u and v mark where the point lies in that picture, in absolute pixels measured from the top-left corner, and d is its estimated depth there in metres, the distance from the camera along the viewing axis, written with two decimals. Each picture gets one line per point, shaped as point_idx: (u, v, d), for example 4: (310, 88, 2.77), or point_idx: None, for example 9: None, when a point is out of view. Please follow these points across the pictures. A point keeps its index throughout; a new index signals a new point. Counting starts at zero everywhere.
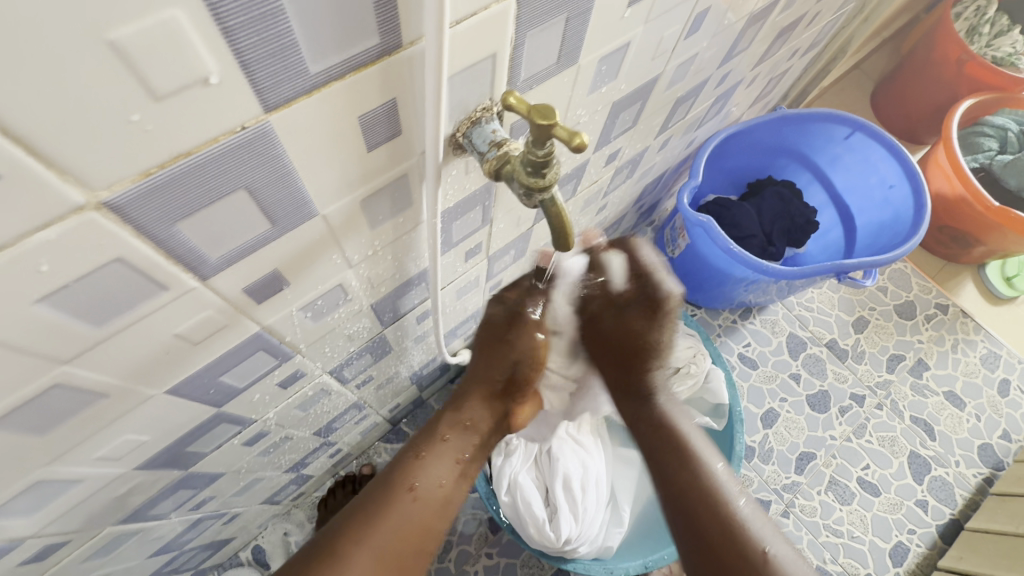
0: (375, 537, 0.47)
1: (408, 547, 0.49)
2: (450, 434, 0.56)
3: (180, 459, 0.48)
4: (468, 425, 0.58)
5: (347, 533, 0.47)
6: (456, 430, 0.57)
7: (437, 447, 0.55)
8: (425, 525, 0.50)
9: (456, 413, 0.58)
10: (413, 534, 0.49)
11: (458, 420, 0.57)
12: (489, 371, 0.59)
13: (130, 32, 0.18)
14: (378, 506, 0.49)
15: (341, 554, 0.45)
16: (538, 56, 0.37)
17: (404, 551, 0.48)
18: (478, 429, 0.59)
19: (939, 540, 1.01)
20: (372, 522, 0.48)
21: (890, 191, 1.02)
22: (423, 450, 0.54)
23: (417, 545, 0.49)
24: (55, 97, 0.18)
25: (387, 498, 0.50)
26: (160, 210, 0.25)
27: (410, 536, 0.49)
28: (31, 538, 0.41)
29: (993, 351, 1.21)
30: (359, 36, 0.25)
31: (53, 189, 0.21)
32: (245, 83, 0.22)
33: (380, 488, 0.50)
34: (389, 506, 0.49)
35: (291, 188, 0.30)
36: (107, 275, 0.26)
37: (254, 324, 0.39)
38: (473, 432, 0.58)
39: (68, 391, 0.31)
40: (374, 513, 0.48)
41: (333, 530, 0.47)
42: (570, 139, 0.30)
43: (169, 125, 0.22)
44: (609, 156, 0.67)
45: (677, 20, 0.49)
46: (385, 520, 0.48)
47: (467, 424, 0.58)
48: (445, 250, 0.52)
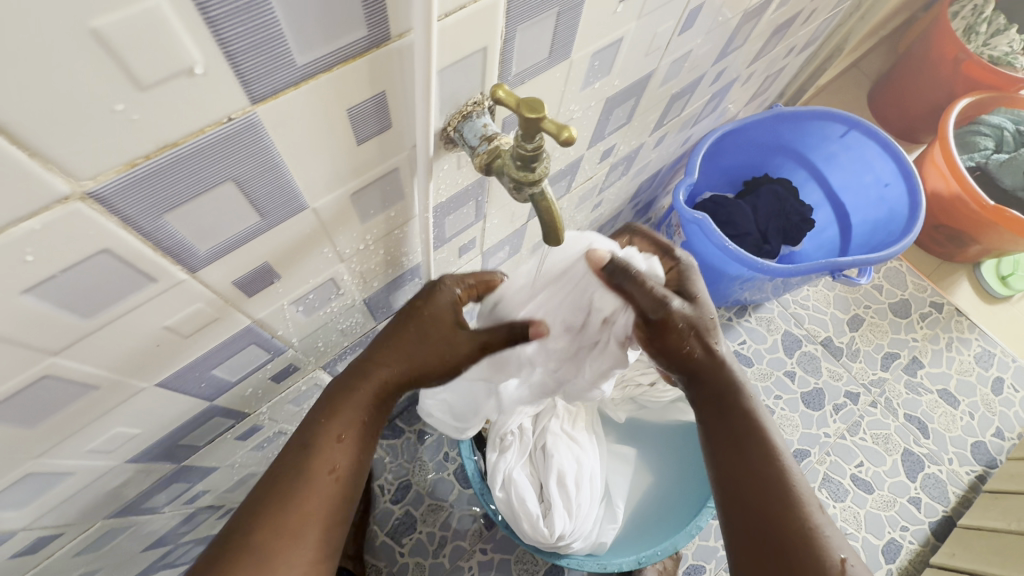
0: (298, 527, 0.42)
1: (334, 523, 0.44)
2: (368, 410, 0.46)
3: (172, 453, 0.49)
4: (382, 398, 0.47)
5: (267, 526, 0.41)
6: (364, 402, 0.46)
7: (352, 424, 0.45)
8: (347, 496, 0.45)
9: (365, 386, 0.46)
10: (337, 511, 0.44)
11: (368, 393, 0.46)
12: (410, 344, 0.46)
13: (113, 21, 0.18)
14: (294, 495, 0.42)
15: (262, 551, 0.40)
16: (529, 51, 0.37)
17: (332, 528, 0.44)
18: (389, 400, 0.48)
19: (932, 537, 1.02)
20: (291, 514, 0.42)
21: (885, 190, 1.02)
22: (335, 427, 0.44)
23: (342, 516, 0.45)
24: (38, 86, 0.18)
25: (300, 486, 0.42)
26: (146, 201, 0.25)
27: (334, 515, 0.44)
28: (23, 531, 0.41)
29: (988, 349, 1.22)
30: (347, 28, 0.25)
31: (38, 178, 0.21)
32: (230, 74, 0.22)
33: (291, 468, 0.43)
34: (305, 490, 0.42)
35: (279, 181, 0.30)
36: (94, 266, 0.26)
37: (245, 317, 0.39)
38: (386, 401, 0.47)
39: (58, 384, 0.31)
40: (291, 501, 0.42)
41: (242, 528, 0.41)
42: (559, 133, 0.29)
43: (155, 116, 0.22)
44: (604, 152, 0.67)
45: (670, 17, 0.49)
46: (305, 506, 0.42)
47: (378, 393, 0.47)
48: (438, 246, 0.53)
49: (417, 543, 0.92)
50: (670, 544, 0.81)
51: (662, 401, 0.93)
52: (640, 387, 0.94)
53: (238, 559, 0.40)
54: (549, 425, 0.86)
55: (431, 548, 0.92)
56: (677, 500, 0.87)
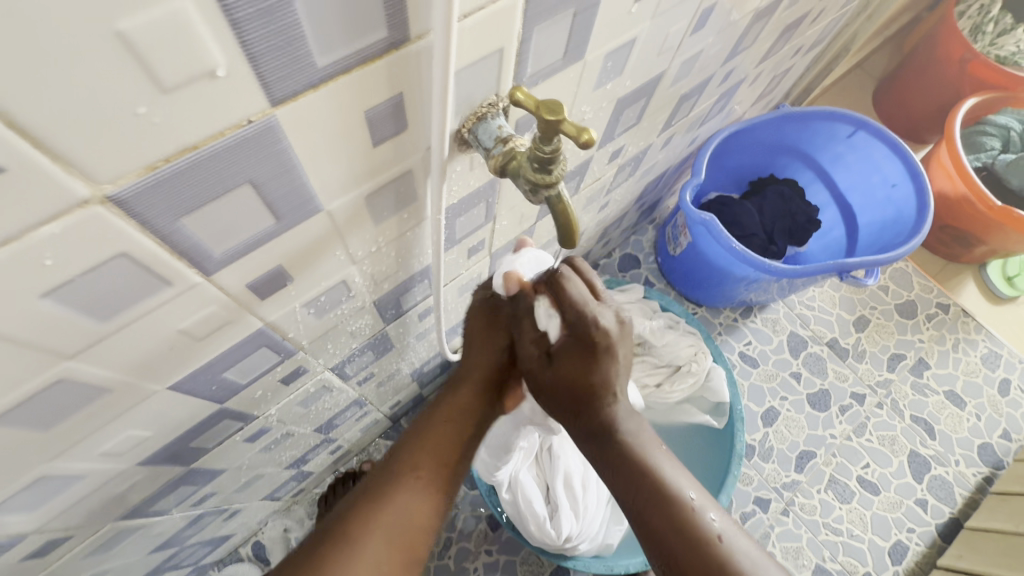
0: (383, 524, 0.46)
1: (417, 531, 0.48)
2: (452, 417, 0.52)
3: (182, 455, 0.48)
4: (472, 411, 0.53)
5: (355, 519, 0.46)
6: (454, 412, 0.52)
7: (438, 432, 0.51)
8: (433, 504, 0.49)
9: (456, 394, 0.52)
10: (422, 514, 0.48)
11: (458, 403, 0.52)
12: (479, 354, 0.53)
13: (138, 23, 0.18)
14: (382, 493, 0.47)
15: (352, 543, 0.45)
16: (545, 52, 0.37)
17: (414, 536, 0.47)
18: (480, 415, 0.54)
19: (939, 539, 1.01)
20: (377, 511, 0.46)
21: (892, 190, 1.02)
22: (425, 434, 0.51)
23: (427, 527, 0.48)
24: (61, 89, 0.18)
25: (386, 487, 0.48)
26: (165, 205, 0.24)
27: (416, 521, 0.47)
28: (33, 534, 0.41)
29: (994, 351, 1.21)
30: (367, 30, 0.25)
31: (58, 182, 0.20)
32: (252, 76, 0.22)
33: (383, 473, 0.49)
34: (392, 490, 0.48)
35: (296, 183, 0.29)
36: (111, 269, 0.26)
37: (257, 320, 0.38)
38: (474, 414, 0.53)
39: (72, 387, 0.31)
40: (379, 498, 0.47)
41: (334, 525, 0.46)
42: (578, 135, 0.29)
43: (176, 119, 0.22)
44: (612, 153, 0.67)
45: (682, 18, 0.48)
46: (392, 506, 0.47)
47: (466, 406, 0.52)
48: (448, 247, 0.52)
49: None
50: None
51: (669, 402, 0.91)
52: (647, 387, 0.91)
53: (329, 551, 0.44)
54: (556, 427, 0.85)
55: (436, 550, 0.92)
56: None
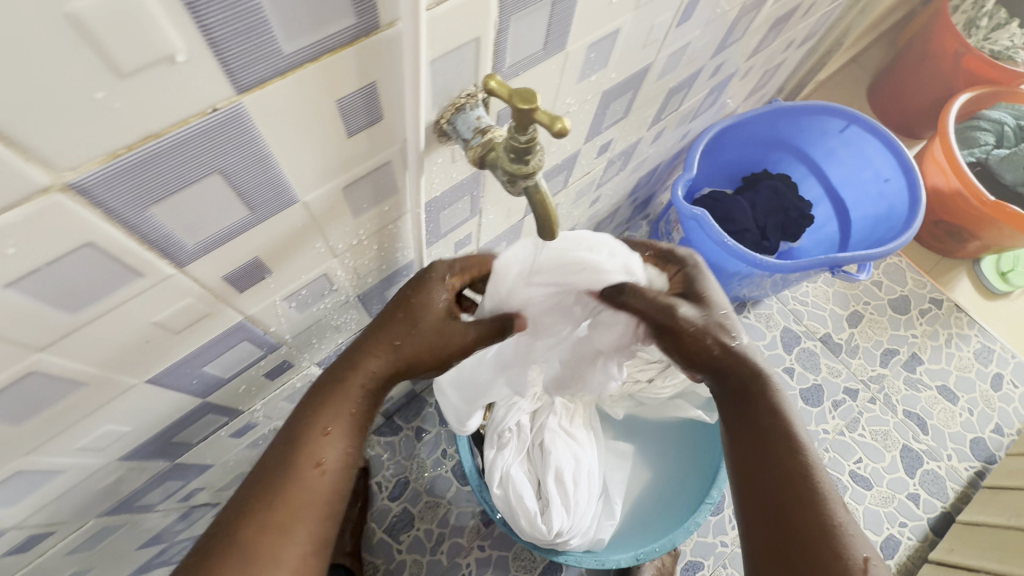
0: (284, 521, 0.41)
1: (322, 520, 0.43)
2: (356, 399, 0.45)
3: (166, 450, 0.48)
4: (375, 385, 0.46)
5: (251, 521, 0.40)
6: (354, 392, 0.45)
7: (340, 416, 0.44)
8: (341, 487, 0.44)
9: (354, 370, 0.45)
10: (328, 501, 0.43)
11: (358, 382, 0.45)
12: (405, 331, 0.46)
13: (90, 6, 0.18)
14: (277, 488, 0.42)
15: (246, 545, 0.40)
16: (524, 42, 0.36)
17: (323, 524, 0.43)
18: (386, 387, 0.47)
19: (930, 533, 1.02)
20: (274, 508, 0.41)
21: (885, 185, 1.01)
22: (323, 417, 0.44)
23: (333, 512, 0.44)
24: (13, 72, 0.18)
25: (283, 480, 0.42)
26: (131, 194, 0.24)
27: (321, 512, 0.42)
28: (14, 529, 0.41)
29: (987, 345, 1.21)
30: (335, 16, 0.24)
31: (17, 171, 0.20)
32: (215, 63, 0.22)
33: (277, 463, 0.42)
34: (290, 484, 0.42)
35: (268, 173, 0.29)
36: (78, 260, 0.25)
37: (236, 313, 0.38)
38: (378, 389, 0.47)
39: (45, 380, 0.31)
40: (276, 494, 0.41)
41: (226, 529, 0.40)
42: (552, 124, 0.29)
43: (137, 105, 0.21)
44: (601, 147, 0.66)
45: (667, 9, 0.48)
46: (291, 500, 0.41)
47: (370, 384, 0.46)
48: (433, 241, 0.52)
49: (416, 540, 0.91)
50: (668, 540, 0.81)
51: (659, 397, 0.91)
52: (639, 382, 0.91)
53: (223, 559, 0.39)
54: (547, 422, 0.85)
55: (428, 545, 0.91)
56: (674, 496, 0.87)
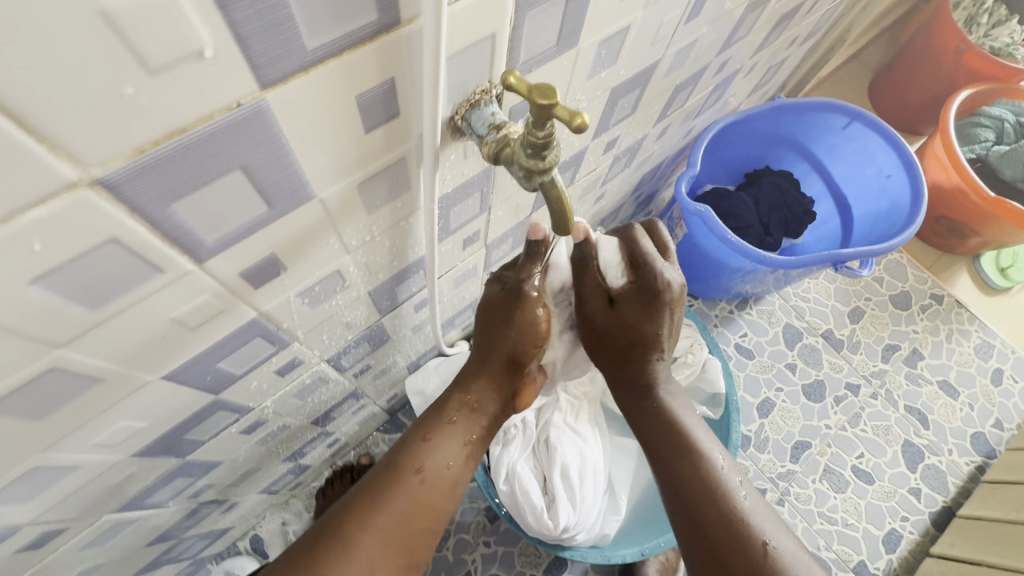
0: (383, 519, 0.45)
1: (415, 529, 0.46)
2: (458, 415, 0.52)
3: (178, 446, 0.48)
4: (474, 407, 0.52)
5: (355, 516, 0.44)
6: (461, 412, 0.52)
7: (443, 432, 0.50)
8: (434, 505, 0.48)
9: (462, 392, 0.53)
10: (421, 513, 0.47)
11: (463, 402, 0.52)
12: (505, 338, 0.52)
13: (123, 1, 0.18)
14: (384, 488, 0.46)
15: (349, 538, 0.43)
16: (538, 39, 0.36)
17: (414, 533, 0.46)
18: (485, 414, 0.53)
19: (931, 527, 1.03)
20: (378, 506, 0.45)
21: (887, 181, 1.02)
22: (429, 432, 0.50)
23: (426, 525, 0.47)
24: (45, 67, 0.18)
25: (389, 483, 0.46)
26: (156, 190, 0.24)
27: (417, 516, 0.46)
28: (28, 525, 0.41)
29: (987, 341, 1.22)
30: (356, 12, 0.24)
31: (45, 166, 0.20)
32: (241, 60, 0.22)
33: (386, 467, 0.48)
34: (395, 486, 0.46)
35: (288, 169, 0.29)
36: (101, 256, 0.25)
37: (250, 309, 0.38)
38: (481, 414, 0.53)
39: (64, 376, 0.31)
40: (380, 494, 0.46)
41: (332, 520, 0.44)
42: (571, 120, 0.29)
43: (163, 101, 0.21)
44: (607, 144, 0.67)
45: (676, 5, 0.48)
46: (394, 502, 0.46)
47: (472, 407, 0.52)
48: (443, 238, 0.52)
49: None
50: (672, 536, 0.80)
51: None
52: None
53: (328, 549, 0.42)
54: (553, 419, 0.85)
55: (434, 542, 0.92)
56: None
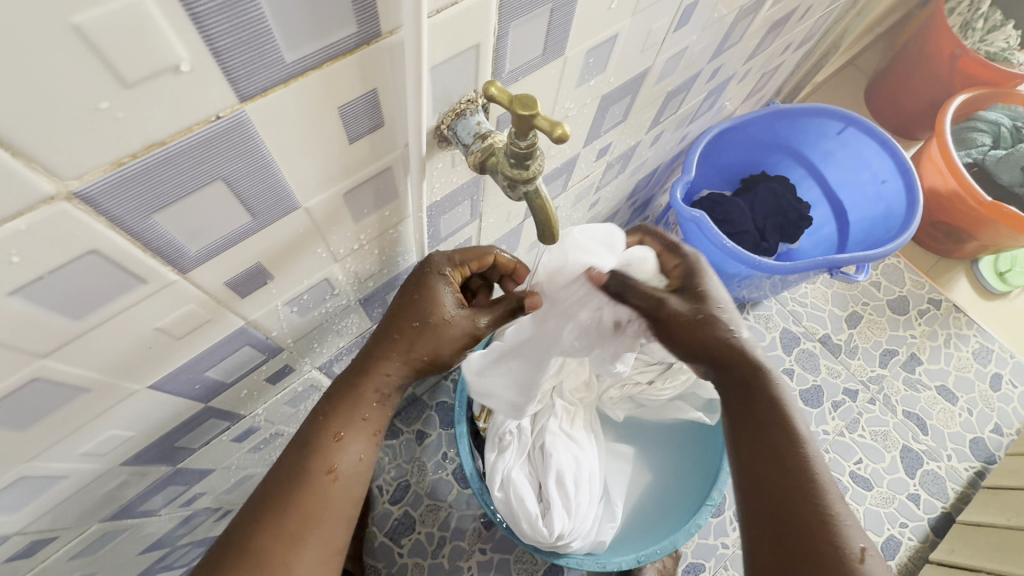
0: (295, 525, 0.43)
1: (332, 524, 0.45)
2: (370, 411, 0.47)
3: (168, 455, 0.48)
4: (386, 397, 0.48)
5: (263, 525, 0.42)
6: (367, 400, 0.47)
7: (354, 426, 0.46)
8: (349, 498, 0.46)
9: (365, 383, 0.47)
10: (337, 510, 0.45)
11: (373, 396, 0.47)
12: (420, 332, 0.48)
13: (95, 17, 0.18)
14: (290, 494, 0.43)
15: (256, 548, 0.41)
16: (523, 48, 0.37)
17: (333, 528, 0.44)
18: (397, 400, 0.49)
19: (931, 534, 1.02)
20: (286, 513, 0.43)
21: (882, 186, 1.02)
22: (338, 427, 0.46)
23: (342, 516, 0.45)
24: (19, 83, 0.18)
25: (298, 486, 0.44)
26: (135, 202, 0.24)
27: (332, 515, 0.44)
28: (17, 535, 0.41)
29: (986, 346, 1.22)
30: (336, 25, 0.24)
31: (21, 179, 0.20)
32: (218, 73, 0.22)
33: (294, 467, 0.45)
34: (305, 490, 0.44)
35: (270, 180, 0.29)
36: (82, 267, 0.25)
37: (238, 318, 0.38)
38: (393, 397, 0.49)
39: (48, 387, 0.31)
40: (289, 499, 0.43)
41: (244, 528, 0.42)
42: (552, 130, 0.29)
43: (140, 115, 0.21)
44: (600, 150, 0.67)
45: (665, 13, 0.48)
46: (303, 504, 0.43)
47: (385, 393, 0.48)
48: (433, 245, 0.52)
49: (417, 544, 0.91)
50: (668, 542, 0.80)
51: (661, 399, 0.91)
52: (639, 385, 0.91)
53: (239, 557, 0.41)
54: (548, 425, 0.85)
55: (430, 549, 0.91)
56: (676, 496, 0.87)
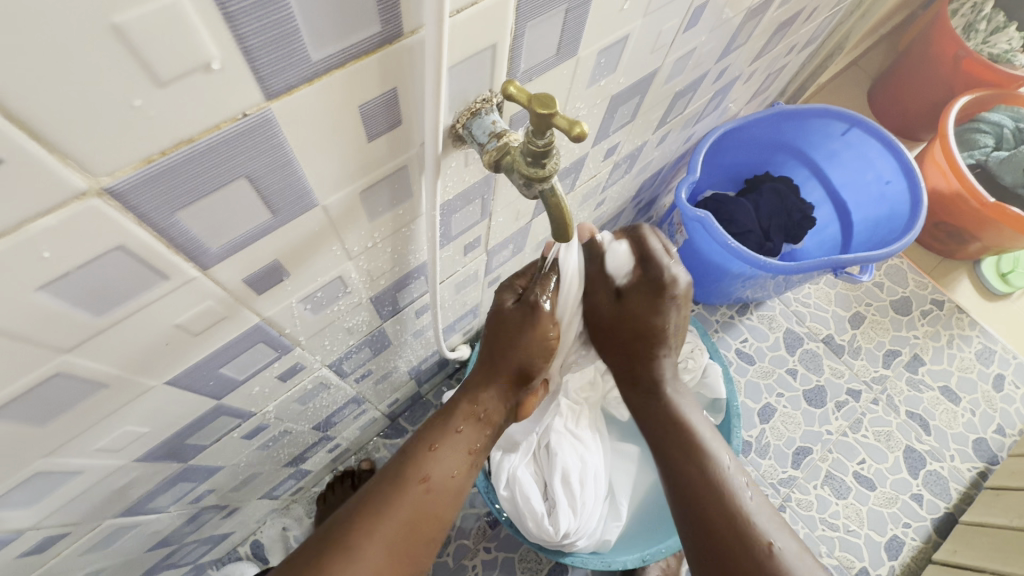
0: (391, 527, 0.44)
1: (419, 537, 0.46)
2: (464, 426, 0.52)
3: (180, 451, 0.48)
4: (484, 413, 0.54)
5: (361, 522, 0.44)
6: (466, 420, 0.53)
7: (450, 440, 0.51)
8: (437, 515, 0.48)
9: (466, 407, 0.53)
10: (425, 522, 0.47)
11: (472, 410, 0.53)
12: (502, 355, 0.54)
13: (133, 16, 0.18)
14: (389, 496, 0.46)
15: (353, 546, 0.42)
16: (538, 48, 0.37)
17: (416, 540, 0.46)
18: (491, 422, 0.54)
19: (934, 534, 1.02)
20: (384, 513, 0.45)
21: (886, 187, 1.02)
22: (438, 441, 0.50)
23: (429, 532, 0.47)
24: (57, 81, 0.18)
25: (396, 491, 0.46)
26: (162, 198, 0.25)
27: (422, 526, 0.46)
28: (31, 530, 0.41)
29: (988, 346, 1.22)
30: (360, 24, 0.25)
31: (55, 175, 0.21)
32: (248, 71, 0.23)
33: (392, 475, 0.48)
34: (403, 493, 0.46)
35: (291, 178, 0.30)
36: (108, 263, 0.26)
37: (254, 315, 0.39)
38: (486, 423, 0.54)
39: (69, 381, 0.31)
40: (387, 501, 0.45)
41: (340, 526, 0.44)
42: (570, 129, 0.30)
43: (171, 112, 0.22)
44: (608, 150, 0.67)
45: (675, 14, 0.49)
46: (400, 509, 0.45)
47: (480, 416, 0.53)
48: (444, 244, 0.53)
49: None
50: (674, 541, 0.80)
51: None
52: None
53: (332, 553, 0.42)
54: (554, 423, 0.85)
55: None
56: None
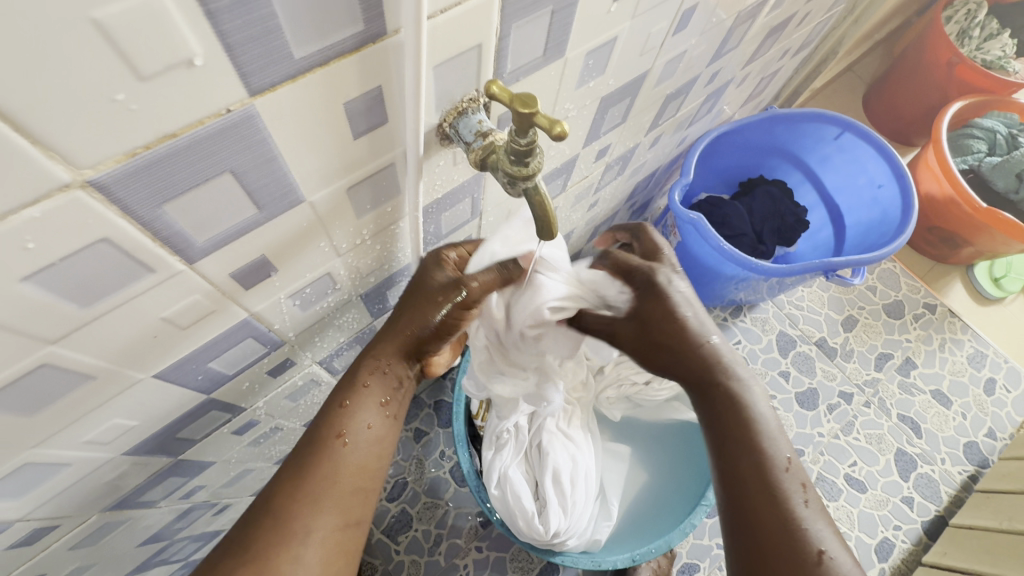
0: (312, 489, 0.42)
1: (349, 493, 0.44)
2: (371, 380, 0.48)
3: (169, 446, 0.49)
4: (388, 367, 0.49)
5: (281, 491, 0.42)
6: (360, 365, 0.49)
7: (359, 394, 0.47)
8: (364, 467, 0.45)
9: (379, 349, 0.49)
10: (351, 477, 0.44)
11: (375, 365, 0.49)
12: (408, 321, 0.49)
13: (115, 12, 0.19)
14: (304, 462, 0.44)
15: (278, 516, 0.41)
16: (524, 49, 0.37)
17: (347, 496, 0.44)
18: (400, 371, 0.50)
19: (924, 537, 1.02)
20: (303, 479, 0.43)
21: (878, 191, 1.03)
22: (345, 396, 0.47)
23: (357, 484, 0.45)
24: (37, 74, 0.19)
25: (311, 454, 0.44)
26: (147, 191, 0.25)
27: (348, 482, 0.44)
28: (20, 521, 0.42)
29: (980, 351, 1.23)
30: (342, 24, 0.25)
31: (38, 166, 0.21)
32: (229, 67, 0.23)
33: (308, 439, 0.45)
34: (318, 457, 0.44)
35: (276, 173, 0.30)
36: (92, 254, 0.26)
37: (242, 310, 0.39)
38: (398, 369, 0.50)
39: (57, 373, 0.31)
40: (306, 466, 0.43)
41: (258, 503, 0.42)
42: (551, 128, 0.30)
43: (154, 106, 0.22)
44: (599, 151, 0.68)
45: (664, 17, 0.49)
46: (315, 472, 0.43)
47: (386, 365, 0.49)
48: (433, 242, 0.53)
49: (413, 541, 0.92)
50: (664, 541, 0.81)
51: (657, 400, 0.92)
52: (636, 385, 0.91)
53: (257, 526, 0.41)
54: (545, 423, 0.86)
55: (426, 546, 0.92)
56: (671, 495, 0.88)
